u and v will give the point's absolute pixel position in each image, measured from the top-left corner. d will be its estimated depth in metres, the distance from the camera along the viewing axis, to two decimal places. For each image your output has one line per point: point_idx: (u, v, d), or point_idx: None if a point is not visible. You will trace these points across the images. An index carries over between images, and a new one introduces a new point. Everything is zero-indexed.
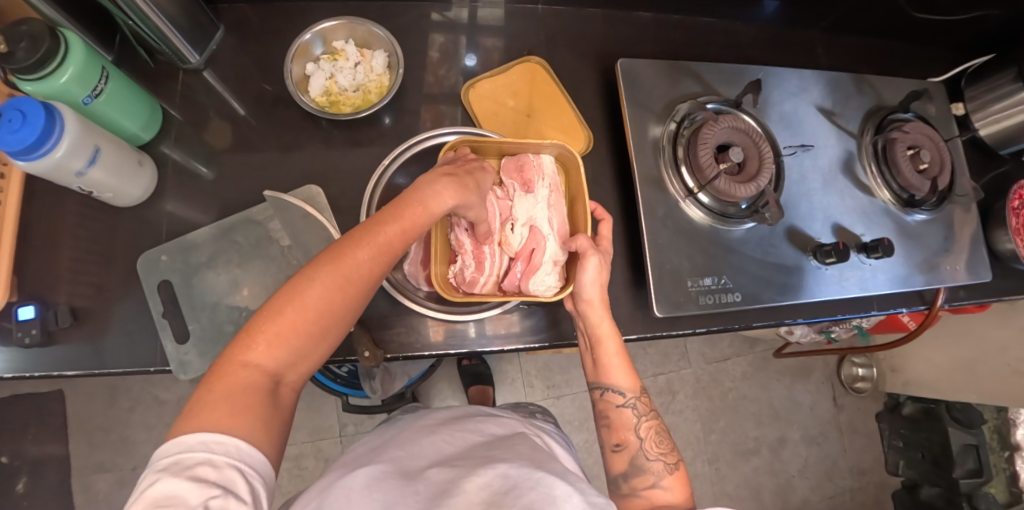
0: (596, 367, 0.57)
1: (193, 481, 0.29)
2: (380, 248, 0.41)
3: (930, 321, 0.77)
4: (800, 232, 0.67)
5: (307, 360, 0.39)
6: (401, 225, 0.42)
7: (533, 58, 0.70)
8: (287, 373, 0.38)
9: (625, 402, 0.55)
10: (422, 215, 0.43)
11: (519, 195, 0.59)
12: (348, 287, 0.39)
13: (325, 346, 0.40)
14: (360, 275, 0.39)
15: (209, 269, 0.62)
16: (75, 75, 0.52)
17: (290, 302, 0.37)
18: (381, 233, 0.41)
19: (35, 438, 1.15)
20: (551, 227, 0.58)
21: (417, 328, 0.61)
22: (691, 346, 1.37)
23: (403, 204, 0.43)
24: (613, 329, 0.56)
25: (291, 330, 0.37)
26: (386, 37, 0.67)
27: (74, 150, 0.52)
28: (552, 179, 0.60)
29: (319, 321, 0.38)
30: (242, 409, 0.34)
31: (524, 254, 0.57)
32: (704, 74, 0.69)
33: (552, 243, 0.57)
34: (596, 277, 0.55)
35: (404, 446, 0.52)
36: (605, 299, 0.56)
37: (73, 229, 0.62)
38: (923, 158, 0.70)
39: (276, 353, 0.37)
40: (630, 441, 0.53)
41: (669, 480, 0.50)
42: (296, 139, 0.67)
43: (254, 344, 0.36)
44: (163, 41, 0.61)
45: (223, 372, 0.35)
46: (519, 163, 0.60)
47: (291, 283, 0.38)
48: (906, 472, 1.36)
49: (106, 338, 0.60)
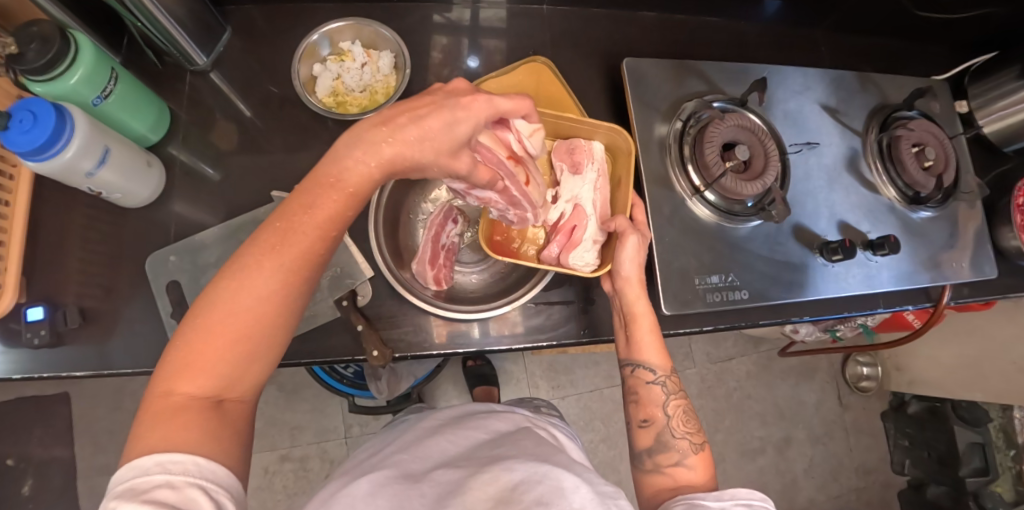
0: (629, 343, 0.57)
1: (148, 503, 0.31)
2: (289, 244, 0.38)
3: (934, 319, 0.77)
4: (807, 230, 0.67)
5: (246, 375, 0.39)
6: (313, 214, 0.39)
7: (539, 58, 0.68)
8: (222, 392, 0.38)
9: (655, 380, 0.55)
10: (341, 194, 0.39)
11: (566, 175, 0.61)
12: (264, 295, 0.37)
13: (259, 360, 0.39)
14: (276, 280, 0.37)
15: (217, 269, 0.62)
16: (84, 77, 0.52)
17: (207, 323, 0.36)
18: (291, 228, 0.38)
19: (40, 440, 1.16)
20: (595, 206, 0.60)
21: (424, 326, 0.61)
22: (695, 346, 1.37)
23: (313, 188, 0.39)
24: (648, 307, 0.56)
25: (208, 352, 0.36)
26: (392, 37, 0.67)
27: (84, 151, 0.52)
28: (599, 164, 0.61)
29: (239, 338, 0.37)
30: (176, 432, 0.35)
31: (564, 228, 0.59)
32: (710, 72, 0.69)
33: (593, 223, 0.59)
34: (634, 255, 0.56)
35: (409, 450, 0.52)
36: (642, 278, 0.57)
37: (81, 230, 0.62)
38: (928, 154, 0.69)
39: (198, 377, 0.36)
40: (658, 418, 0.53)
41: (693, 458, 0.50)
42: (302, 140, 0.67)
43: (174, 372, 0.36)
44: (170, 43, 0.61)
45: (155, 401, 0.36)
46: (571, 146, 0.61)
47: (204, 305, 0.37)
48: (912, 471, 1.37)
49: (115, 337, 0.60)
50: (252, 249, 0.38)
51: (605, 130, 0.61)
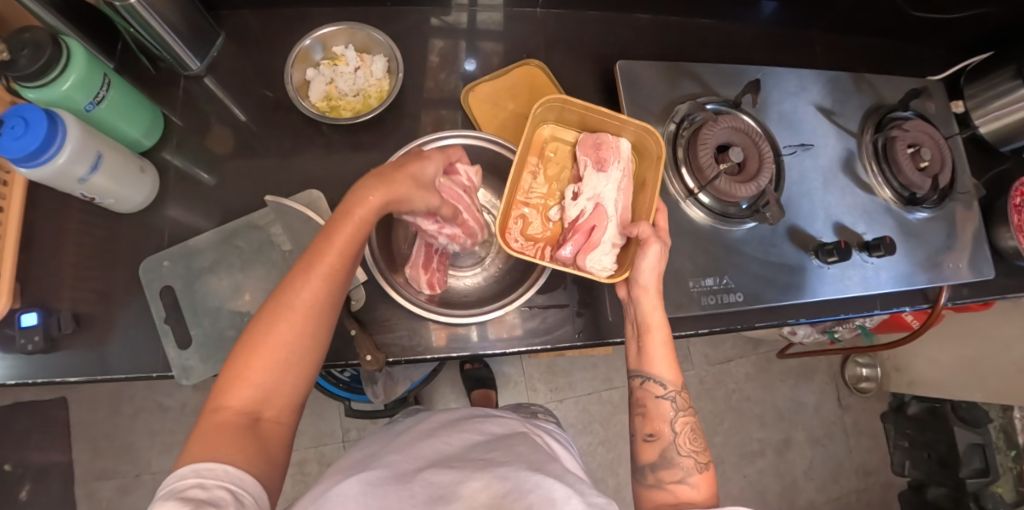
0: (639, 354, 0.56)
1: (182, 499, 0.32)
2: (316, 270, 0.43)
3: (932, 321, 0.77)
4: (802, 232, 0.67)
5: (283, 393, 0.42)
6: (333, 244, 0.44)
7: (532, 61, 0.70)
8: (264, 409, 0.41)
9: (665, 395, 0.54)
10: (356, 227, 0.45)
11: (590, 171, 0.60)
12: (296, 316, 0.42)
13: (295, 378, 0.43)
14: (306, 303, 0.43)
15: (211, 274, 0.62)
16: (77, 83, 0.52)
17: (249, 345, 0.41)
18: (317, 258, 0.44)
19: (37, 445, 1.15)
20: (616, 207, 0.59)
21: (418, 331, 0.61)
22: (693, 348, 1.37)
23: (332, 223, 0.45)
24: (663, 318, 0.55)
25: (251, 371, 0.41)
26: (385, 41, 0.67)
27: (77, 156, 0.52)
28: (625, 164, 0.60)
29: (276, 357, 0.41)
30: (215, 444, 0.37)
31: (584, 227, 0.58)
32: (704, 74, 0.69)
33: (614, 225, 0.58)
34: (654, 265, 0.54)
35: (401, 451, 0.51)
36: (659, 288, 0.55)
37: (75, 235, 0.62)
38: (923, 156, 0.69)
39: (242, 394, 0.40)
40: (664, 432, 0.52)
41: (696, 477, 0.50)
42: (296, 145, 0.67)
43: (223, 392, 0.40)
44: (163, 48, 0.61)
45: (204, 419, 0.39)
46: (598, 141, 0.61)
47: (249, 332, 0.42)
48: (912, 472, 1.36)
49: (109, 343, 0.60)
50: (288, 278, 0.43)
51: (634, 128, 0.61)
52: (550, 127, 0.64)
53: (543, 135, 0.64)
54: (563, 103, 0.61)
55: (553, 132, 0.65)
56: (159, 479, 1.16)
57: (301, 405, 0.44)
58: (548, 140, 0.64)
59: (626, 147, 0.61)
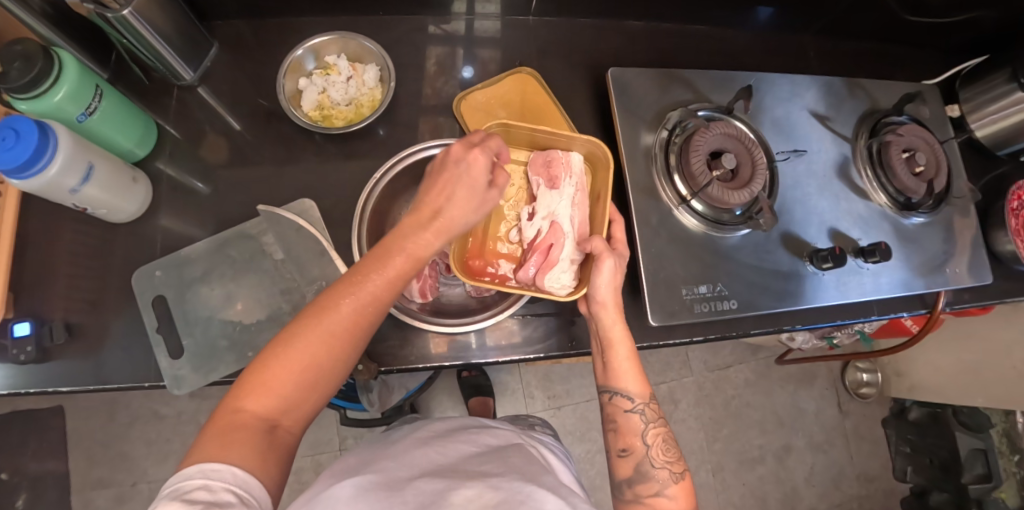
0: (606, 370, 0.55)
1: (189, 500, 0.33)
2: (363, 297, 0.43)
3: (931, 326, 0.76)
4: (796, 237, 0.67)
5: (302, 406, 0.42)
6: (385, 274, 0.44)
7: (524, 69, 0.70)
8: (281, 418, 0.41)
9: (634, 408, 0.53)
10: (408, 264, 0.45)
11: (543, 190, 0.60)
12: (330, 335, 0.42)
13: (318, 394, 0.43)
14: (343, 324, 0.42)
15: (203, 284, 0.62)
16: (68, 94, 0.53)
17: (278, 353, 0.41)
18: (362, 283, 0.43)
19: (34, 454, 1.15)
20: (571, 224, 0.59)
21: (410, 341, 0.61)
22: (693, 354, 1.36)
23: (386, 252, 0.45)
24: (625, 332, 0.55)
25: (278, 380, 0.40)
26: (378, 51, 0.67)
27: (68, 168, 0.52)
28: (578, 179, 0.60)
29: (305, 372, 0.41)
30: (232, 447, 0.37)
31: (540, 246, 0.58)
32: (696, 81, 0.69)
33: (568, 242, 0.57)
34: (610, 279, 0.54)
35: (395, 458, 0.50)
36: (618, 302, 0.55)
37: (68, 245, 0.62)
38: (918, 161, 0.69)
39: (265, 400, 0.40)
40: (636, 447, 0.52)
41: (673, 489, 0.50)
42: (290, 153, 0.67)
43: (246, 393, 0.40)
44: (157, 59, 0.61)
45: (220, 418, 0.39)
46: (547, 159, 0.61)
47: (277, 340, 0.42)
48: (914, 478, 1.35)
49: (101, 353, 0.60)
50: (331, 294, 0.43)
51: (584, 142, 0.60)
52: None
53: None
54: (506, 126, 0.60)
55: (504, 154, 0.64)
56: (156, 489, 1.15)
57: (312, 420, 0.44)
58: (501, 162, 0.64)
59: (577, 159, 0.61)
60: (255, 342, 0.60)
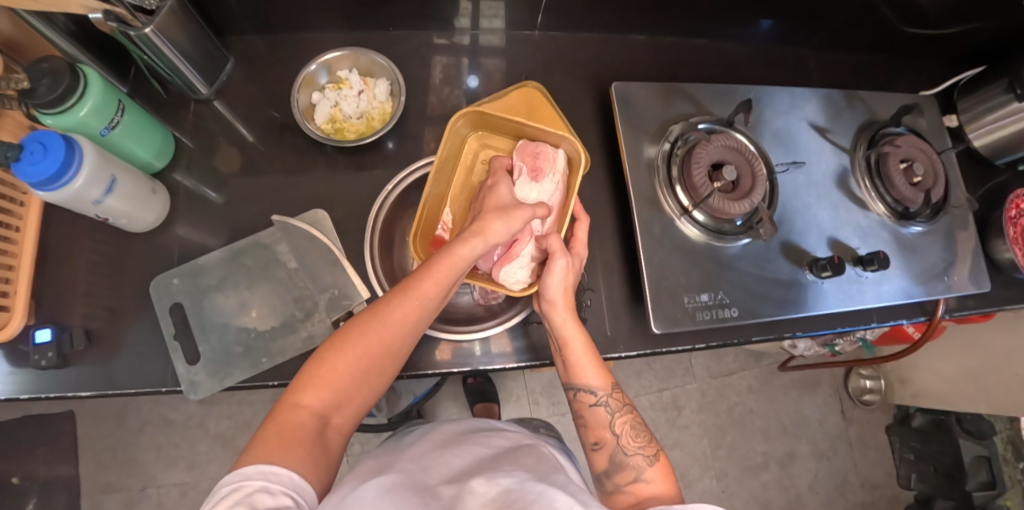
0: (567, 369, 0.57)
1: (255, 502, 0.35)
2: (413, 299, 0.47)
3: (932, 333, 0.77)
4: (796, 246, 0.68)
5: (355, 404, 0.47)
6: (433, 278, 0.48)
7: (530, 82, 0.69)
8: (333, 415, 0.45)
9: (597, 401, 0.55)
10: (454, 268, 0.49)
11: (524, 180, 0.61)
12: (383, 334, 0.47)
13: (366, 392, 0.47)
14: (395, 326, 0.47)
15: (219, 291, 0.64)
16: (93, 109, 0.55)
17: (335, 353, 0.46)
18: (412, 289, 0.48)
19: (45, 458, 1.16)
20: (538, 226, 0.61)
21: (419, 347, 0.62)
22: (696, 360, 1.37)
23: (435, 257, 0.49)
24: (578, 329, 0.56)
25: (335, 377, 0.45)
26: (388, 66, 0.69)
27: (92, 180, 0.54)
28: (559, 178, 0.62)
29: (359, 368, 0.46)
30: (290, 443, 0.41)
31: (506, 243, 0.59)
32: (697, 95, 0.71)
33: (530, 243, 0.59)
34: (562, 279, 0.56)
35: (413, 460, 0.52)
36: (570, 302, 0.57)
37: (88, 254, 0.64)
38: (916, 171, 0.70)
39: (321, 396, 0.44)
40: (607, 439, 0.54)
41: (650, 472, 0.50)
42: (302, 164, 0.69)
43: (305, 389, 0.44)
44: (175, 73, 0.63)
45: (280, 414, 0.43)
46: (536, 150, 0.63)
47: (334, 341, 0.46)
48: (918, 485, 1.34)
49: (118, 359, 0.61)
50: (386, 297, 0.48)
51: (568, 144, 0.63)
52: (476, 135, 0.69)
53: (471, 144, 0.69)
54: (482, 114, 0.65)
55: (481, 140, 0.69)
56: (164, 493, 1.17)
57: (358, 419, 0.48)
58: (476, 149, 0.69)
59: (563, 158, 0.63)
60: (268, 349, 0.62)
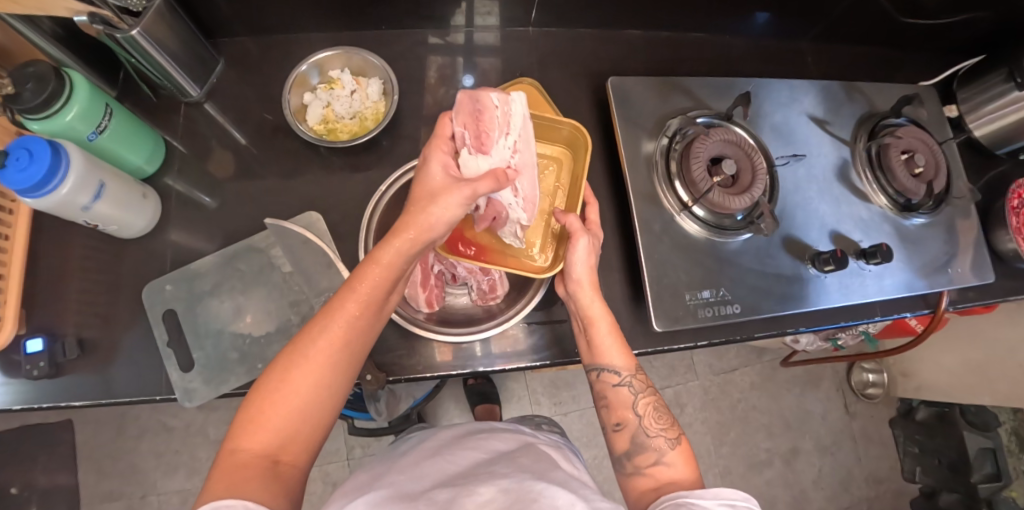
0: (590, 348, 0.56)
1: None
2: (339, 316, 0.44)
3: (935, 326, 0.76)
4: (798, 241, 0.67)
5: (306, 435, 0.43)
6: (357, 291, 0.45)
7: (525, 79, 0.68)
8: (282, 452, 0.41)
9: (622, 381, 0.54)
10: (382, 274, 0.47)
11: (468, 153, 0.53)
12: (315, 358, 0.43)
13: (314, 425, 0.43)
14: (326, 346, 0.44)
15: (213, 297, 0.63)
16: (79, 113, 0.54)
17: (269, 387, 0.42)
18: (342, 305, 0.45)
19: (43, 468, 1.15)
20: (516, 192, 0.56)
21: (417, 350, 0.62)
22: (698, 357, 1.36)
23: (357, 270, 0.46)
24: (604, 309, 0.55)
25: (273, 413, 0.41)
26: (381, 65, 0.68)
27: (80, 186, 0.53)
28: (519, 134, 0.57)
29: (299, 398, 0.42)
30: (237, 484, 0.37)
31: (488, 221, 0.58)
32: (695, 89, 0.70)
33: (517, 210, 0.57)
34: (586, 258, 0.55)
35: (405, 471, 0.51)
36: (594, 281, 0.56)
37: (80, 261, 0.63)
38: (918, 162, 0.69)
39: (261, 435, 0.40)
40: (629, 420, 0.53)
41: (672, 455, 0.50)
42: (296, 167, 0.68)
43: (243, 431, 0.40)
44: (164, 77, 0.62)
45: (223, 461, 0.39)
46: (477, 111, 0.55)
47: (268, 375, 0.43)
48: (924, 479, 1.33)
49: (112, 368, 0.60)
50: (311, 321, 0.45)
51: (569, 129, 0.63)
52: None
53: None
54: None
55: None
56: (165, 501, 1.16)
57: (318, 448, 0.45)
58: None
59: (519, 100, 0.57)
60: (265, 354, 0.61)
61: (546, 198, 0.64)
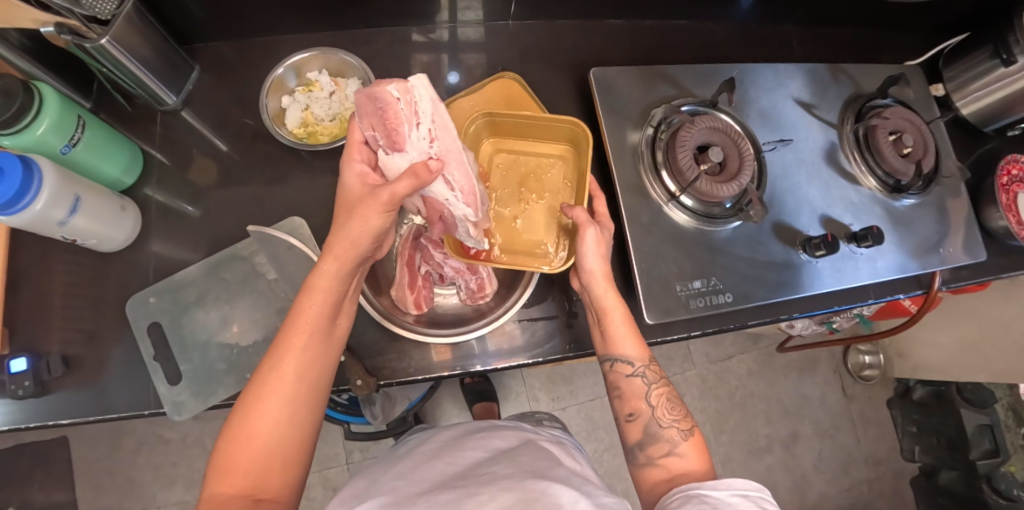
0: (604, 339, 0.56)
1: None
2: (287, 350, 0.45)
3: (929, 306, 0.76)
4: (788, 227, 0.67)
5: (281, 469, 0.43)
6: (300, 324, 0.46)
7: (507, 73, 0.67)
8: (260, 491, 0.42)
9: (635, 372, 0.54)
10: (323, 302, 0.47)
11: (384, 154, 0.52)
12: (272, 397, 0.44)
13: (291, 460, 0.44)
14: (280, 382, 0.44)
15: (199, 308, 0.62)
16: (51, 126, 0.53)
17: (235, 432, 0.43)
18: (288, 337, 0.46)
19: (39, 487, 1.14)
20: (449, 185, 0.52)
21: (407, 353, 0.61)
22: (694, 347, 1.36)
23: (297, 304, 0.47)
24: (618, 299, 0.55)
25: (242, 455, 0.42)
26: (358, 64, 0.67)
27: (55, 201, 0.52)
28: (433, 119, 0.52)
29: (266, 437, 0.43)
30: None
31: (436, 218, 0.56)
32: (679, 77, 0.69)
33: (458, 204, 0.52)
34: (596, 249, 0.55)
35: (402, 475, 0.50)
36: (608, 271, 0.56)
37: (61, 277, 0.62)
38: (906, 142, 0.69)
39: (235, 477, 0.41)
40: (642, 409, 0.53)
41: (684, 446, 0.50)
42: (278, 172, 0.67)
43: (218, 478, 0.41)
44: (138, 85, 0.61)
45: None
46: (381, 106, 0.51)
47: (231, 422, 0.43)
48: (923, 458, 1.35)
49: (98, 384, 0.59)
50: (263, 362, 0.46)
51: (569, 126, 0.60)
52: (491, 142, 0.64)
53: (486, 152, 0.64)
54: (490, 116, 0.60)
55: (496, 145, 0.64)
56: None
57: (300, 480, 0.45)
58: (490, 155, 0.64)
59: (421, 82, 0.51)
60: (253, 363, 0.61)
61: (554, 196, 0.62)
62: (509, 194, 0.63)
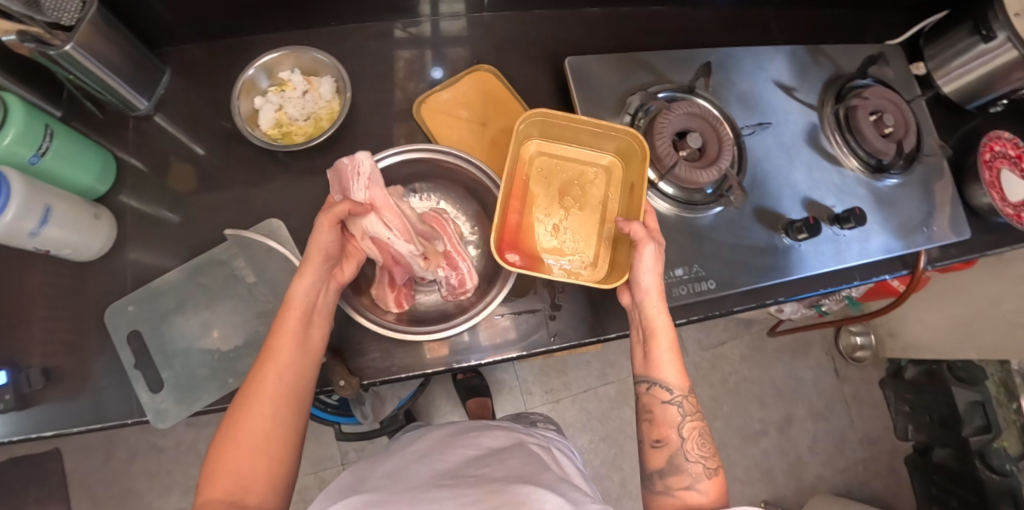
0: (646, 359, 0.55)
1: None
2: (271, 357, 0.47)
3: (917, 286, 0.76)
4: (771, 211, 0.67)
5: (268, 473, 0.43)
6: (284, 331, 0.48)
7: (483, 66, 0.70)
8: (247, 497, 0.41)
9: (671, 399, 0.52)
10: (302, 309, 0.49)
11: None
12: (259, 402, 0.44)
13: (279, 464, 0.44)
14: (266, 387, 0.45)
15: (178, 315, 0.62)
16: (17, 136, 0.51)
17: (226, 437, 0.43)
18: (272, 345, 0.47)
19: (33, 500, 1.13)
20: (388, 227, 0.56)
21: (391, 352, 0.60)
22: (686, 334, 1.37)
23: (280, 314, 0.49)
24: (668, 322, 0.54)
25: (231, 459, 0.42)
26: (331, 62, 0.66)
27: (24, 212, 0.51)
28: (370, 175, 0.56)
29: (253, 440, 0.43)
30: None
31: (391, 263, 0.58)
32: (656, 63, 0.68)
33: (400, 241, 0.56)
34: (653, 265, 0.54)
35: (389, 473, 0.50)
36: (662, 290, 0.55)
37: (37, 288, 0.61)
38: (886, 122, 0.69)
39: (222, 481, 0.41)
40: (671, 439, 0.51)
41: (706, 483, 0.48)
42: (255, 175, 0.66)
43: (207, 484, 0.41)
44: (108, 92, 0.60)
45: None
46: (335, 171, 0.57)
47: (222, 428, 0.43)
48: (916, 436, 1.36)
49: (78, 396, 0.58)
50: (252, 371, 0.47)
51: (624, 136, 0.60)
52: (537, 142, 0.63)
53: (528, 153, 0.62)
54: (544, 116, 0.59)
55: (539, 147, 0.63)
56: None
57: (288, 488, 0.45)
58: (532, 156, 0.62)
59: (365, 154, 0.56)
60: (236, 368, 0.60)
61: (595, 206, 0.61)
62: (549, 197, 0.61)
